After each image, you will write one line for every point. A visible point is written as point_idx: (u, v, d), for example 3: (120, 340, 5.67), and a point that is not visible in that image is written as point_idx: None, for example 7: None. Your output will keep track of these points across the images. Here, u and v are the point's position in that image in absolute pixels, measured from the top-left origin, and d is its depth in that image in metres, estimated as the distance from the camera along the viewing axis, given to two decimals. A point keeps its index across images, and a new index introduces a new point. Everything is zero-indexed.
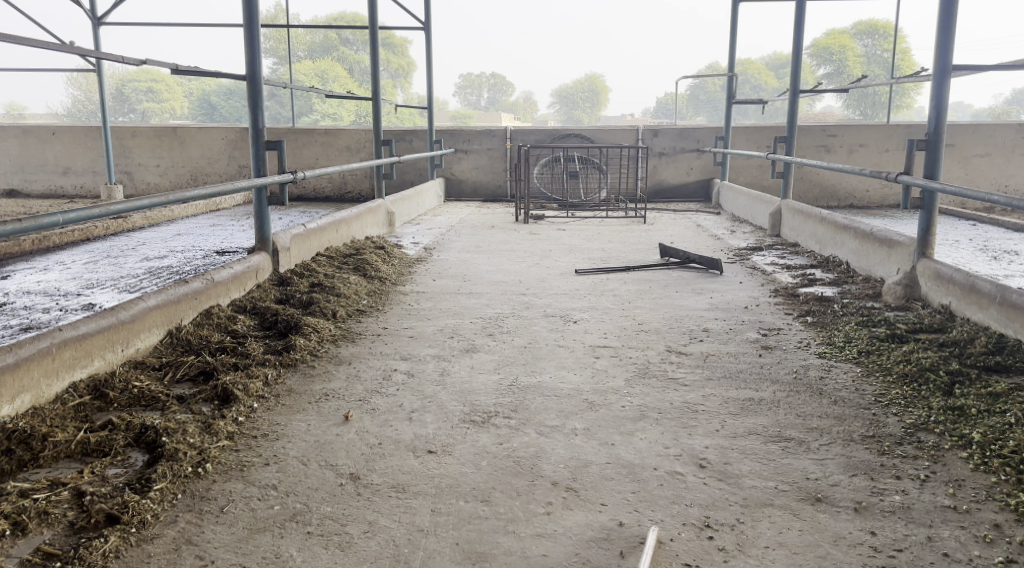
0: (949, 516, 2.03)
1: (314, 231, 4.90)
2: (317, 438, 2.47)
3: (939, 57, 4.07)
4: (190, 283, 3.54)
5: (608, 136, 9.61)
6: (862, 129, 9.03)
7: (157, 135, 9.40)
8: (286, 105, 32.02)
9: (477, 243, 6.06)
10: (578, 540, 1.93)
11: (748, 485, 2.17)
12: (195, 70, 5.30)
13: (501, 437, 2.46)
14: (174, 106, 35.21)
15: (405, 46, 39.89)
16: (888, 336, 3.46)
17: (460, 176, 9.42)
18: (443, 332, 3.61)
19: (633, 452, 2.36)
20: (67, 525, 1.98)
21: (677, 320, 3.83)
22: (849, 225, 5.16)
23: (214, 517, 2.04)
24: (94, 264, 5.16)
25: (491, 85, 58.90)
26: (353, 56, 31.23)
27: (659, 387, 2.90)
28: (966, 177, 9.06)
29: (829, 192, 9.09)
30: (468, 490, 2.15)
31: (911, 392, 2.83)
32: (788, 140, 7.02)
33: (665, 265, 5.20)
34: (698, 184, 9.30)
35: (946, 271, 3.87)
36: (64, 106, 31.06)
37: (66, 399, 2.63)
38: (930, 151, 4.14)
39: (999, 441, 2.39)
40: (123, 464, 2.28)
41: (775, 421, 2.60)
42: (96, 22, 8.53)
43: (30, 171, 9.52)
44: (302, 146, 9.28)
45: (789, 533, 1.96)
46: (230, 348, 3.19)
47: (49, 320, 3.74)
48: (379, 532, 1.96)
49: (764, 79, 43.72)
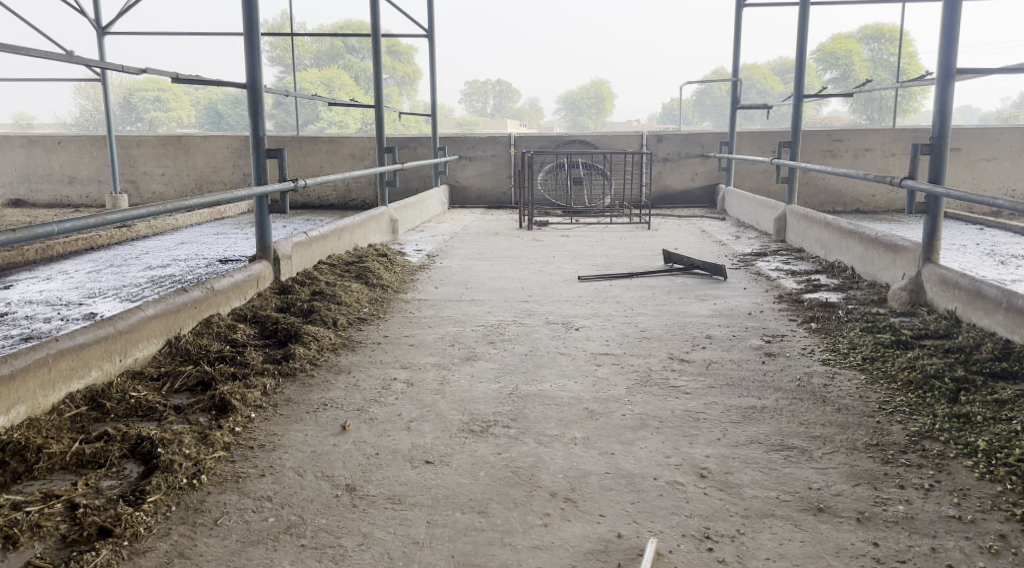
0: (954, 526, 1.99)
1: (316, 239, 4.89)
2: (314, 448, 2.45)
3: (942, 61, 4.04)
4: (189, 292, 3.53)
5: (612, 142, 9.58)
6: (869, 133, 8.99)
7: (162, 144, 9.43)
8: (292, 114, 32.16)
9: (480, 250, 6.04)
10: (575, 553, 1.90)
11: (749, 495, 2.14)
12: (197, 80, 5.29)
13: (500, 446, 2.44)
14: (181, 114, 35.41)
15: (410, 54, 40.07)
16: (893, 342, 3.42)
17: (464, 183, 9.42)
18: (444, 339, 3.59)
19: (633, 462, 2.33)
20: (59, 538, 1.97)
21: (680, 327, 3.80)
22: (854, 230, 5.12)
23: (207, 530, 2.02)
24: (97, 274, 5.16)
25: (498, 92, 59.06)
26: (359, 64, 31.33)
27: (661, 395, 2.87)
28: (973, 181, 9.01)
29: (835, 197, 9.05)
30: (466, 501, 2.12)
31: (914, 400, 2.79)
32: (793, 145, 6.97)
33: (669, 271, 5.17)
34: (702, 190, 9.28)
35: (952, 276, 3.83)
36: (72, 115, 31.27)
37: (62, 410, 2.62)
38: (935, 156, 4.10)
39: (1005, 449, 2.36)
40: (118, 476, 2.27)
41: (777, 429, 2.57)
42: (101, 32, 8.56)
43: (36, 180, 9.56)
44: (307, 154, 9.28)
45: (790, 545, 1.93)
46: (229, 358, 3.17)
47: (50, 330, 3.74)
48: (373, 545, 1.94)
49: (770, 83, 43.65)
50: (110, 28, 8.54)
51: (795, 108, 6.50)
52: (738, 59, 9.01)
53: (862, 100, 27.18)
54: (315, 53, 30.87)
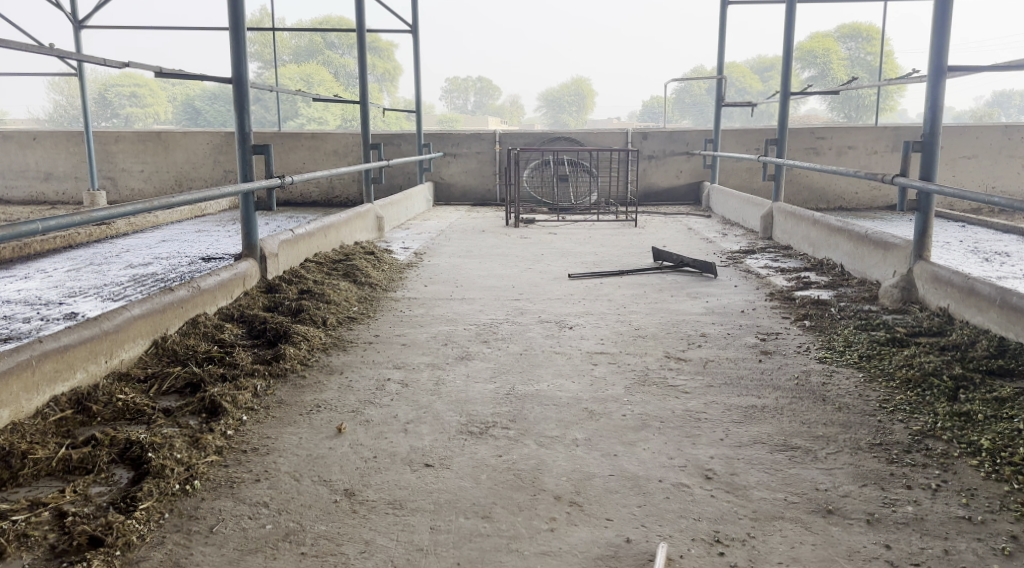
0: (964, 527, 1.97)
1: (303, 237, 4.81)
2: (310, 451, 2.39)
3: (933, 58, 4.04)
4: (175, 291, 3.44)
5: (597, 138, 9.54)
6: (851, 131, 9.03)
7: (141, 140, 9.28)
8: (272, 109, 31.92)
9: (468, 248, 5.98)
10: (585, 558, 1.86)
11: (757, 498, 2.10)
12: (177, 74, 5.16)
13: (500, 448, 2.39)
14: (158, 110, 35.22)
15: (390, 51, 39.95)
16: (889, 340, 3.41)
17: (448, 180, 9.35)
18: (437, 339, 3.53)
19: (636, 463, 2.29)
20: (47, 548, 1.90)
21: (674, 325, 3.76)
22: (843, 227, 5.11)
23: (202, 538, 1.95)
24: (77, 272, 5.04)
25: (478, 89, 58.94)
26: (340, 59, 31.15)
27: (660, 395, 2.83)
28: (953, 178, 9.07)
29: (818, 194, 9.09)
30: (469, 506, 2.07)
31: (914, 398, 2.77)
32: (778, 143, 6.95)
33: (659, 269, 5.14)
34: (687, 187, 9.27)
35: (944, 274, 3.82)
36: (47, 111, 30.89)
37: (47, 413, 2.54)
38: (926, 152, 4.09)
39: (1009, 448, 2.34)
40: (107, 482, 2.20)
41: (779, 429, 2.54)
42: (78, 25, 8.41)
43: (11, 177, 9.37)
44: (290, 151, 9.18)
45: (802, 548, 1.90)
46: (218, 358, 3.10)
47: (29, 330, 3.64)
48: (376, 553, 1.88)
49: (748, 81, 43.90)
50: (88, 22, 8.38)
51: (782, 105, 6.46)
52: (723, 57, 9.00)
53: (841, 99, 27.43)
54: (296, 49, 30.61)
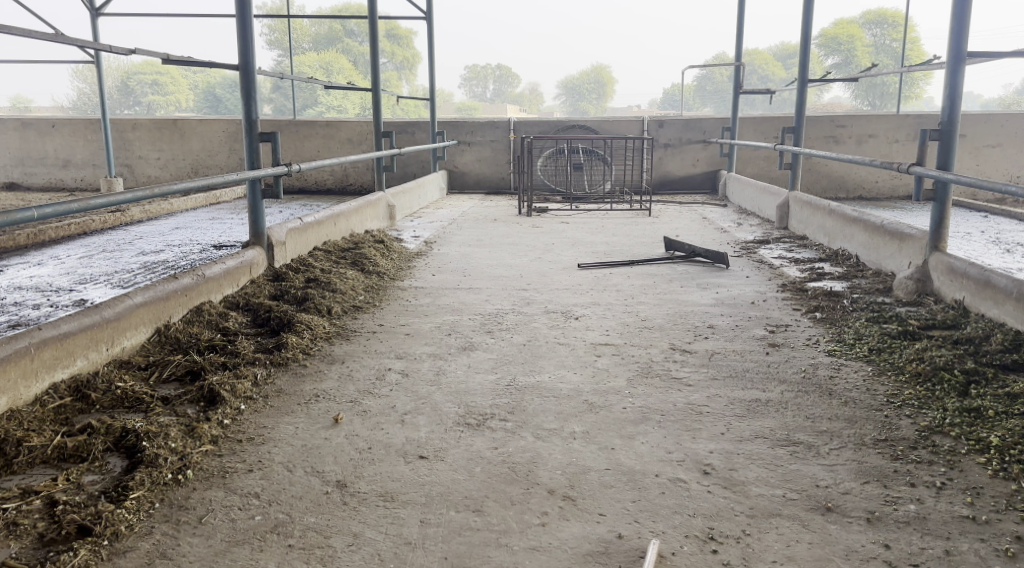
0: (968, 527, 1.92)
1: (311, 224, 4.79)
2: (305, 442, 2.37)
3: (952, 45, 3.93)
4: (178, 279, 3.43)
5: (612, 126, 9.45)
6: (872, 119, 8.87)
7: (158, 128, 9.31)
8: (291, 97, 32.03)
9: (478, 237, 5.94)
10: (574, 554, 1.83)
11: (756, 494, 2.06)
12: (187, 61, 5.14)
13: (497, 441, 2.36)
14: (180, 98, 35.45)
15: (410, 38, 39.79)
16: (900, 333, 3.33)
17: (462, 168, 9.30)
18: (440, 329, 3.51)
19: (634, 458, 2.25)
20: (36, 537, 1.89)
21: (682, 316, 3.71)
22: (858, 217, 5.02)
23: (191, 528, 1.94)
24: (89, 259, 5.06)
25: (498, 77, 58.88)
26: (358, 48, 31.23)
27: (662, 387, 2.79)
28: (977, 168, 8.89)
29: (837, 183, 8.95)
30: (461, 498, 2.04)
31: (924, 392, 2.71)
32: (795, 130, 6.83)
33: (670, 259, 5.07)
34: (704, 176, 9.18)
35: (959, 265, 3.73)
36: (71, 99, 31.27)
37: (45, 401, 2.54)
38: (943, 141, 3.99)
39: (1018, 444, 2.28)
40: (101, 471, 2.19)
41: (783, 423, 2.49)
42: (95, 13, 8.45)
43: (30, 164, 9.44)
44: (304, 138, 9.17)
45: (798, 547, 1.85)
46: (219, 347, 3.09)
47: (38, 316, 3.65)
48: (363, 545, 1.86)
49: (770, 68, 43.59)
50: (105, 10, 8.41)
51: (798, 93, 6.34)
52: (741, 43, 8.87)
53: (864, 87, 27.16)
54: (315, 36, 30.68)
